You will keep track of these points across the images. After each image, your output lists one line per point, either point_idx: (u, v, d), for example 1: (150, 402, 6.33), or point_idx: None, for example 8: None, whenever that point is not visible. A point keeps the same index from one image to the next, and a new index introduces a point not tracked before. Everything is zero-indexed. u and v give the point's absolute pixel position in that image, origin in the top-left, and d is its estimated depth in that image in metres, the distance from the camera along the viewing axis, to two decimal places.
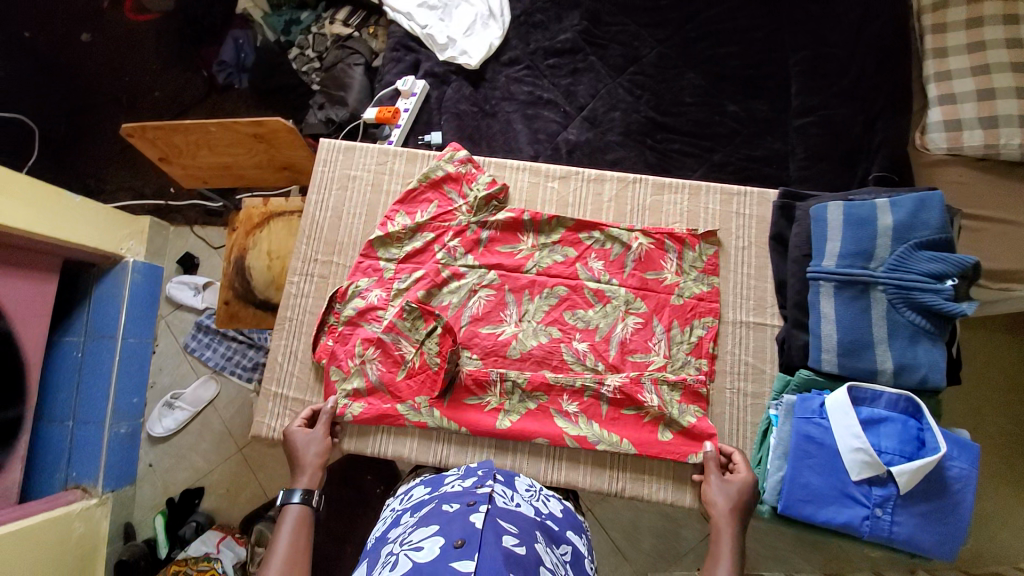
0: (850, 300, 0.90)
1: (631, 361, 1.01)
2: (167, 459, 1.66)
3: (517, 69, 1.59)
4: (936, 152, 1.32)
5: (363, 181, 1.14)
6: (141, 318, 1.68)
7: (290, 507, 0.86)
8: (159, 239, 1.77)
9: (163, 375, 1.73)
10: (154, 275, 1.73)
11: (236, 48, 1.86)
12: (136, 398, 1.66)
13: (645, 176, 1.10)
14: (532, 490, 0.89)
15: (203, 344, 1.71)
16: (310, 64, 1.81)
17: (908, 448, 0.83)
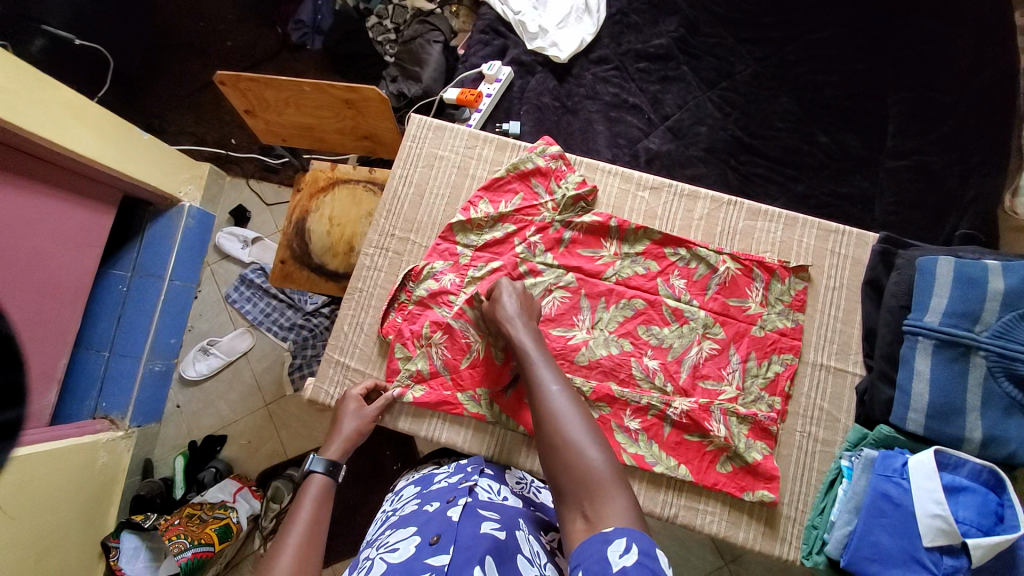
0: (948, 361, 0.85)
1: (701, 387, 0.98)
2: (195, 404, 1.68)
3: (605, 69, 1.54)
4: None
5: (451, 162, 1.13)
6: (189, 262, 1.70)
7: (315, 477, 0.83)
8: (215, 187, 1.78)
9: (202, 321, 1.74)
10: (205, 223, 1.74)
11: (314, 8, 1.85)
12: (174, 339, 1.68)
13: (740, 200, 1.07)
14: (524, 483, 0.91)
15: (244, 297, 1.72)
16: (386, 35, 1.81)
17: (986, 522, 0.78)
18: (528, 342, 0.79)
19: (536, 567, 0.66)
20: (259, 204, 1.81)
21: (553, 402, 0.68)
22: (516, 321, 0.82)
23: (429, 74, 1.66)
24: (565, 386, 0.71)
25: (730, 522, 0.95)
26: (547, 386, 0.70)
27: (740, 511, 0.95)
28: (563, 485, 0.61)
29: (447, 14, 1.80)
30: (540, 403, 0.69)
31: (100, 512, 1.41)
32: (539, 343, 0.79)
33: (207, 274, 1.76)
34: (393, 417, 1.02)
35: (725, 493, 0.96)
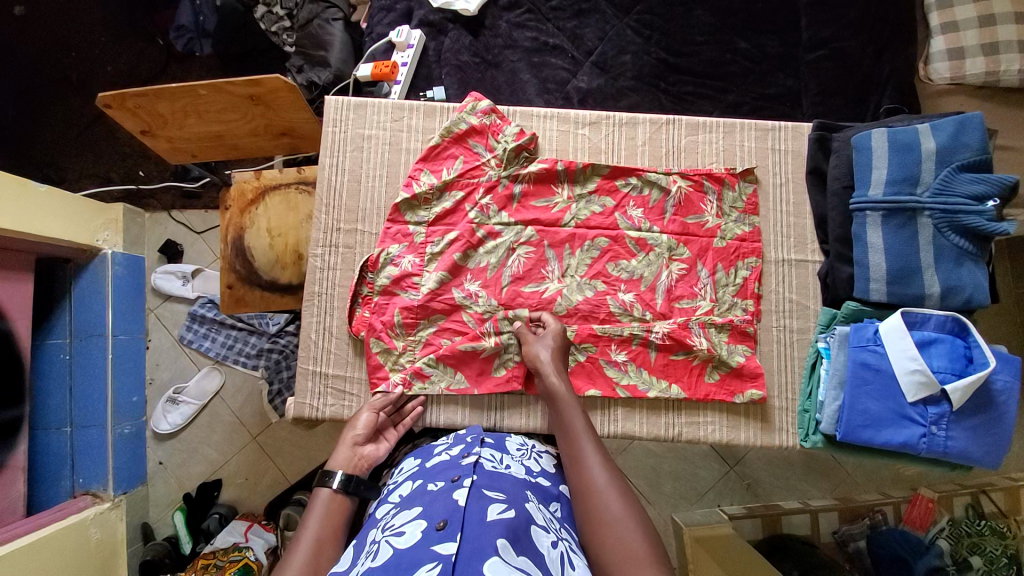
0: (897, 228, 0.89)
1: (678, 308, 1.00)
2: (178, 456, 1.59)
3: (518, 14, 1.48)
4: (940, 82, 1.32)
5: (380, 140, 1.06)
6: (130, 312, 1.56)
7: (322, 492, 0.78)
8: (136, 228, 1.62)
9: (161, 370, 1.62)
10: (136, 266, 1.60)
11: (192, 9, 1.65)
12: (136, 397, 1.57)
13: (677, 117, 1.06)
14: (525, 448, 0.90)
15: (200, 334, 1.62)
16: (280, 23, 1.65)
17: (958, 365, 0.85)
18: (570, 406, 0.84)
19: (552, 532, 0.68)
20: (189, 234, 1.67)
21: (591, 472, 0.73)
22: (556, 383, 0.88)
23: (337, 58, 1.58)
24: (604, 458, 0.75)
25: (729, 425, 0.99)
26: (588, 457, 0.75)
27: (736, 415, 0.99)
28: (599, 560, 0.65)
29: None
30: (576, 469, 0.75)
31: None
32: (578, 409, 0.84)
33: (153, 320, 1.64)
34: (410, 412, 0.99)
35: (717, 403, 0.99)
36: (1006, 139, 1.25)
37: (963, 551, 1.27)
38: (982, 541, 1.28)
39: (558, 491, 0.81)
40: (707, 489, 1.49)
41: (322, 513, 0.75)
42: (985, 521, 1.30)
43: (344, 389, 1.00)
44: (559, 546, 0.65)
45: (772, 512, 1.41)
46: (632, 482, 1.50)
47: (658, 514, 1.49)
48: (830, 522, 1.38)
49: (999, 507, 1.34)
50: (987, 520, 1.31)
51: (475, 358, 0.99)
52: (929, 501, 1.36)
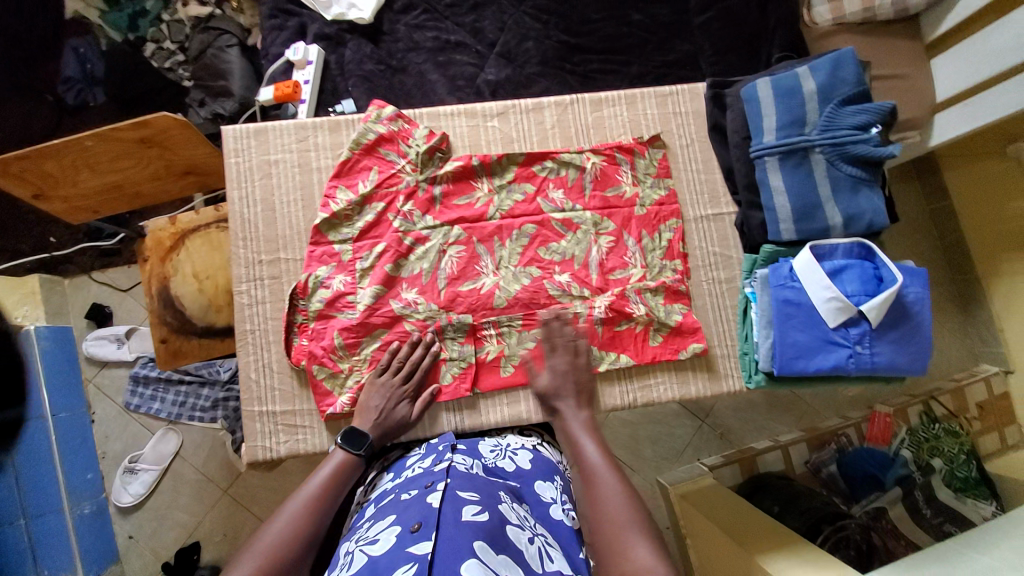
0: (794, 167, 0.95)
1: (612, 280, 1.04)
2: (147, 526, 1.50)
3: (415, 15, 1.46)
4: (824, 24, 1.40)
5: (288, 163, 1.02)
6: (65, 386, 1.46)
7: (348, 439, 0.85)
8: (56, 297, 1.52)
9: (112, 442, 1.53)
10: (64, 337, 1.50)
11: (78, 59, 1.62)
12: (91, 473, 1.48)
13: (580, 96, 1.08)
14: (498, 449, 0.92)
15: (147, 397, 1.53)
16: (173, 58, 1.67)
17: (870, 287, 0.90)
18: (586, 441, 0.84)
19: (528, 529, 0.69)
20: (116, 294, 1.58)
21: (614, 515, 0.70)
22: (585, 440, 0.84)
23: (239, 83, 1.56)
24: (629, 502, 0.71)
25: (679, 381, 1.03)
26: (612, 500, 0.72)
27: (684, 370, 1.03)
28: None
29: (230, 14, 1.69)
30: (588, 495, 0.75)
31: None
32: (607, 458, 0.80)
33: (93, 391, 1.54)
34: None
35: (665, 363, 1.03)
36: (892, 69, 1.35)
37: (924, 455, 1.42)
38: (940, 442, 1.43)
39: (531, 492, 0.80)
40: (684, 447, 1.57)
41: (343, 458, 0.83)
42: (939, 425, 1.46)
43: (297, 423, 0.97)
44: (536, 541, 0.67)
45: (746, 455, 1.49)
46: (612, 454, 1.54)
47: (644, 480, 1.55)
48: (801, 453, 1.48)
49: (950, 409, 1.51)
50: (941, 423, 1.47)
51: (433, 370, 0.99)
52: (886, 417, 1.49)
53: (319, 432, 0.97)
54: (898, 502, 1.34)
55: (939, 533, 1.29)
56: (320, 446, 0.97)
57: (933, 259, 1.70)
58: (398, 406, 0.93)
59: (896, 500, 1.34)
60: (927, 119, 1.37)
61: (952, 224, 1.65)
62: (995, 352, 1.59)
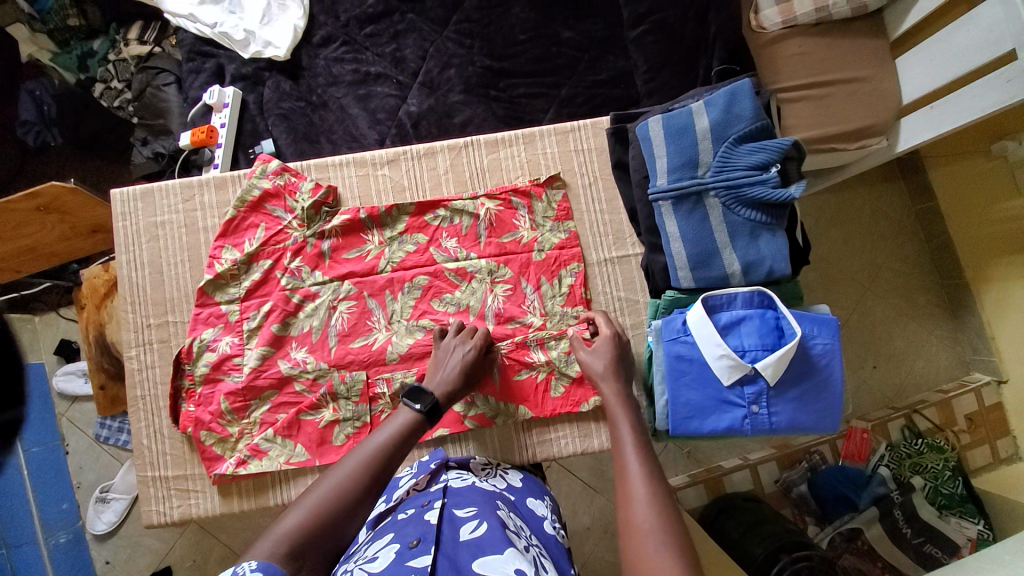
0: (688, 213, 0.88)
1: (510, 329, 0.97)
2: (122, 552, 1.47)
3: (334, 48, 1.43)
4: (773, 29, 1.20)
5: (175, 224, 1.01)
6: (37, 421, 1.45)
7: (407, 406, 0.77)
8: (26, 335, 1.49)
9: (87, 471, 1.51)
10: (39, 375, 1.49)
11: (34, 100, 1.52)
12: (66, 503, 1.45)
13: (474, 138, 1.03)
14: (490, 467, 0.87)
15: (116, 429, 1.50)
16: (122, 97, 1.65)
17: (769, 340, 0.85)
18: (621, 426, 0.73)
19: (524, 537, 0.66)
20: None
21: (637, 516, 0.60)
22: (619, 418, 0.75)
23: (177, 121, 1.56)
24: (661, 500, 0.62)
25: (581, 435, 0.98)
26: (637, 502, 0.62)
27: (587, 423, 0.98)
28: None
29: (169, 49, 1.64)
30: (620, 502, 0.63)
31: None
32: (641, 444, 0.70)
33: (65, 424, 1.51)
34: (269, 492, 0.96)
35: (567, 415, 0.99)
36: (849, 70, 1.15)
37: (905, 472, 1.27)
38: (922, 459, 1.28)
39: (523, 506, 0.77)
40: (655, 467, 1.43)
41: (377, 448, 0.72)
42: (922, 439, 1.31)
43: (188, 487, 0.97)
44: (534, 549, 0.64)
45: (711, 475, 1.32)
46: (577, 476, 1.37)
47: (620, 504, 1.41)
48: (769, 472, 1.31)
49: (933, 423, 1.35)
50: (924, 438, 1.31)
51: (332, 435, 0.95)
52: (863, 432, 1.33)
53: (210, 496, 0.96)
54: (876, 522, 1.20)
55: (919, 555, 1.15)
56: (210, 510, 0.96)
57: (918, 262, 1.49)
58: (466, 372, 0.85)
59: (872, 520, 1.20)
60: (892, 121, 1.15)
61: (940, 224, 1.44)
62: (985, 361, 1.40)
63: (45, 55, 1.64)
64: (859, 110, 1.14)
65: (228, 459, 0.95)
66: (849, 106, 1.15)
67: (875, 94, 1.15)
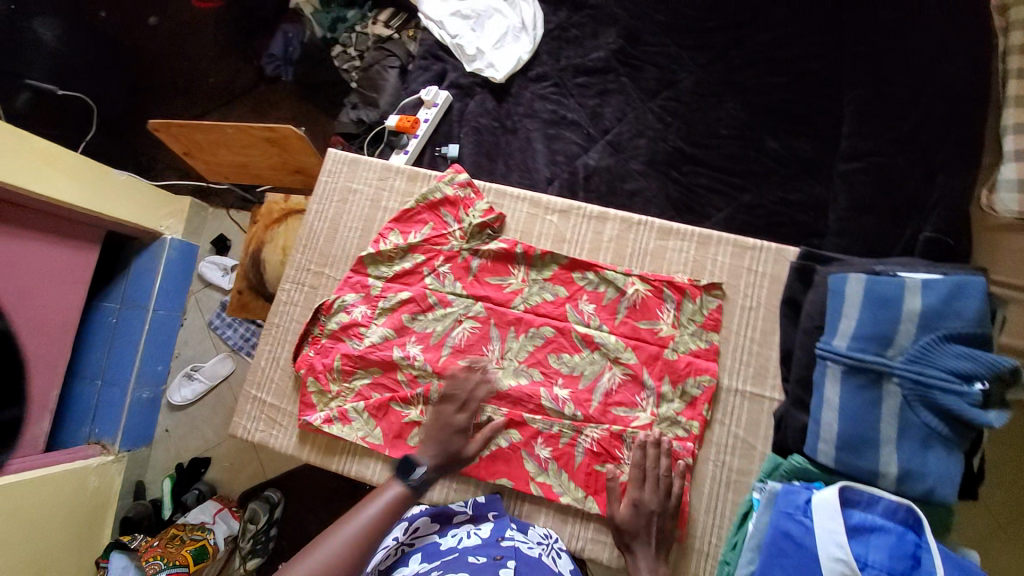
0: (857, 389, 0.81)
1: (612, 415, 0.96)
2: (182, 427, 1.69)
3: (544, 86, 1.53)
4: (1003, 215, 1.16)
5: (364, 196, 1.13)
6: (173, 292, 1.71)
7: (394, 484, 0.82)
8: (198, 219, 1.80)
9: (187, 348, 1.75)
10: (189, 253, 1.76)
11: (285, 41, 1.88)
12: (160, 366, 1.69)
13: (650, 220, 1.03)
14: (545, 543, 0.85)
15: (226, 323, 1.75)
16: (351, 63, 1.80)
17: (900, 567, 0.72)
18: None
19: None
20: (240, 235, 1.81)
21: None
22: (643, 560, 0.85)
23: (387, 101, 1.73)
24: None
25: None
26: None
27: None
28: None
29: (405, 39, 1.80)
30: None
31: (92, 536, 1.46)
32: None
33: (191, 302, 1.78)
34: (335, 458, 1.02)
35: None
36: None
37: None
38: None
39: None
40: None
41: (366, 523, 0.76)
42: None
43: (276, 419, 1.06)
44: None
45: None
46: None
47: None
48: None
49: None
50: None
51: (409, 434, 0.99)
52: None
53: (289, 433, 1.04)
54: None
55: None
56: (285, 446, 1.04)
57: None
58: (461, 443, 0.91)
59: None
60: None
61: None
62: None
63: (309, 8, 1.85)
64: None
65: (312, 416, 1.02)
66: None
67: None
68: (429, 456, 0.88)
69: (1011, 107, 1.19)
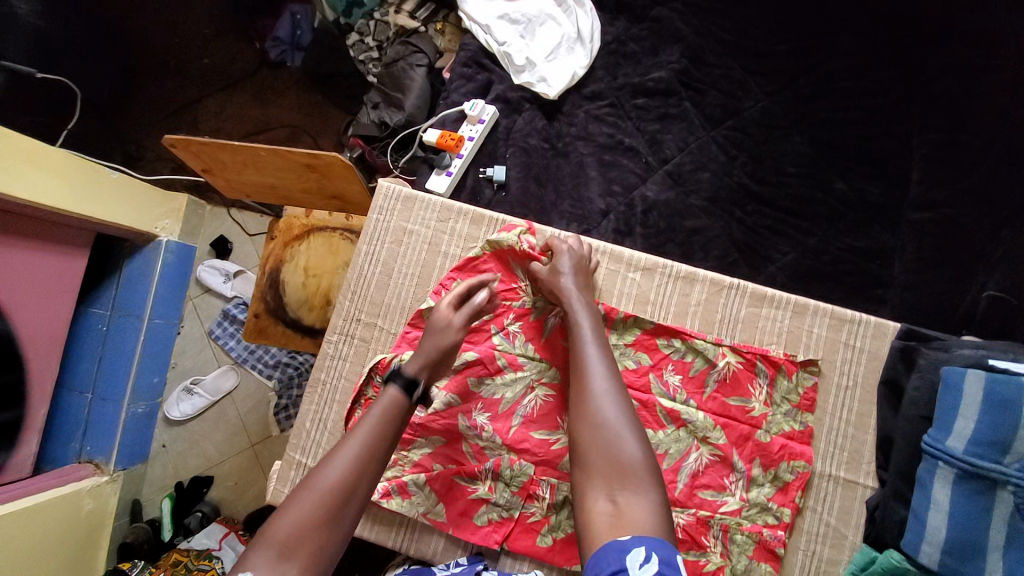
0: (969, 494, 0.75)
1: (699, 500, 0.88)
2: (180, 443, 1.53)
3: (598, 106, 1.41)
4: None
5: (421, 239, 1.01)
6: (169, 297, 1.53)
7: (390, 389, 0.79)
8: (195, 219, 1.60)
9: (186, 357, 1.58)
10: (185, 256, 1.57)
11: (292, 23, 1.65)
12: (156, 378, 1.53)
13: (742, 284, 0.95)
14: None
15: (228, 333, 1.55)
16: (368, 54, 1.61)
17: None
18: (586, 325, 0.85)
19: None
20: (241, 235, 1.61)
21: (604, 410, 0.73)
22: (595, 364, 0.78)
23: (413, 103, 1.51)
24: (623, 402, 0.74)
25: None
26: (607, 401, 0.74)
27: None
28: (606, 511, 0.65)
29: (433, 33, 1.58)
30: (582, 397, 0.75)
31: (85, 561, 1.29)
32: (607, 355, 0.80)
33: (189, 309, 1.60)
34: (393, 535, 0.94)
35: None
36: None
37: None
38: None
39: None
40: None
41: (371, 431, 0.74)
42: None
43: None
44: None
45: None
46: None
47: None
48: None
49: None
50: None
51: (477, 511, 0.92)
52: None
53: None
54: None
55: None
56: None
57: None
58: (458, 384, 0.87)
59: None
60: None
61: None
62: None
63: None
64: None
65: None
66: None
67: None
68: (417, 372, 0.82)
69: None
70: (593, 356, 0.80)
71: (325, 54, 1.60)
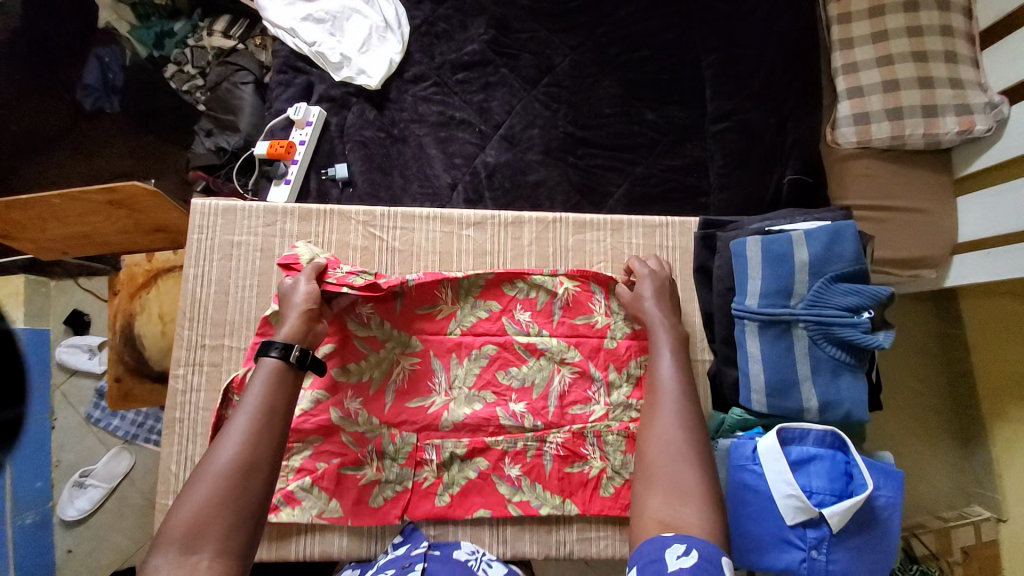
0: (774, 339, 0.89)
1: (571, 415, 0.95)
2: (87, 543, 1.37)
3: (423, 87, 1.45)
4: (846, 147, 1.30)
5: (252, 246, 0.99)
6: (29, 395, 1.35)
7: (266, 361, 0.77)
8: (38, 298, 1.41)
9: (66, 452, 1.41)
10: (40, 342, 1.39)
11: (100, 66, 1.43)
12: (39, 482, 1.34)
13: (564, 217, 1.04)
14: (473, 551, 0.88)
15: (108, 412, 1.43)
16: (192, 83, 1.52)
17: (838, 486, 0.82)
18: (667, 344, 0.88)
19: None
20: (99, 303, 1.47)
21: (666, 432, 0.77)
22: (668, 388, 0.82)
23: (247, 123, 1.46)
24: (690, 434, 0.76)
25: (623, 538, 0.94)
26: (670, 421, 0.78)
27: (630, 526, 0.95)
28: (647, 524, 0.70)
29: (253, 49, 1.52)
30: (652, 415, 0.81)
31: None
32: (682, 383, 0.83)
33: (58, 399, 1.43)
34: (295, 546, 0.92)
35: (612, 515, 0.95)
36: (911, 201, 1.27)
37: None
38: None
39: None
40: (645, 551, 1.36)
41: (256, 406, 0.73)
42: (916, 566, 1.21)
43: None
44: None
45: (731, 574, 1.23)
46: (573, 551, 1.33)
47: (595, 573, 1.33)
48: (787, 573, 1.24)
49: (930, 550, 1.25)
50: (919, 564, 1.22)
51: (369, 495, 0.91)
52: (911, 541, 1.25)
53: None
54: None
55: None
56: None
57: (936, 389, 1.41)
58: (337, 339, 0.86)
59: None
60: (945, 257, 1.27)
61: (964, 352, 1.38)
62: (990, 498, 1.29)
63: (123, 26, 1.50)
64: (919, 243, 1.25)
65: None
66: (907, 235, 1.26)
67: (927, 229, 1.25)
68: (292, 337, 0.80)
69: (837, 51, 1.32)
70: (668, 376, 0.84)
71: (146, 86, 1.47)
